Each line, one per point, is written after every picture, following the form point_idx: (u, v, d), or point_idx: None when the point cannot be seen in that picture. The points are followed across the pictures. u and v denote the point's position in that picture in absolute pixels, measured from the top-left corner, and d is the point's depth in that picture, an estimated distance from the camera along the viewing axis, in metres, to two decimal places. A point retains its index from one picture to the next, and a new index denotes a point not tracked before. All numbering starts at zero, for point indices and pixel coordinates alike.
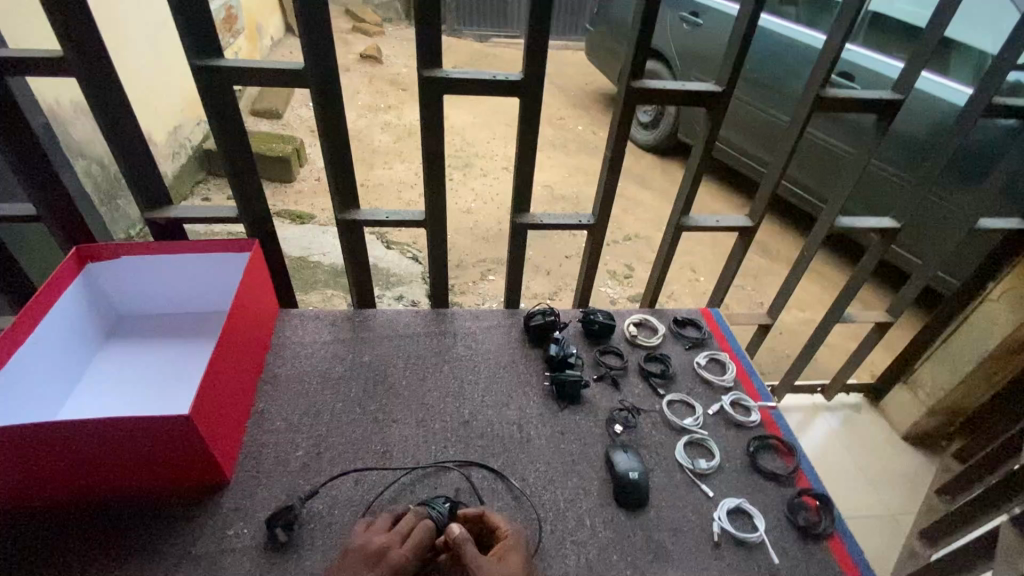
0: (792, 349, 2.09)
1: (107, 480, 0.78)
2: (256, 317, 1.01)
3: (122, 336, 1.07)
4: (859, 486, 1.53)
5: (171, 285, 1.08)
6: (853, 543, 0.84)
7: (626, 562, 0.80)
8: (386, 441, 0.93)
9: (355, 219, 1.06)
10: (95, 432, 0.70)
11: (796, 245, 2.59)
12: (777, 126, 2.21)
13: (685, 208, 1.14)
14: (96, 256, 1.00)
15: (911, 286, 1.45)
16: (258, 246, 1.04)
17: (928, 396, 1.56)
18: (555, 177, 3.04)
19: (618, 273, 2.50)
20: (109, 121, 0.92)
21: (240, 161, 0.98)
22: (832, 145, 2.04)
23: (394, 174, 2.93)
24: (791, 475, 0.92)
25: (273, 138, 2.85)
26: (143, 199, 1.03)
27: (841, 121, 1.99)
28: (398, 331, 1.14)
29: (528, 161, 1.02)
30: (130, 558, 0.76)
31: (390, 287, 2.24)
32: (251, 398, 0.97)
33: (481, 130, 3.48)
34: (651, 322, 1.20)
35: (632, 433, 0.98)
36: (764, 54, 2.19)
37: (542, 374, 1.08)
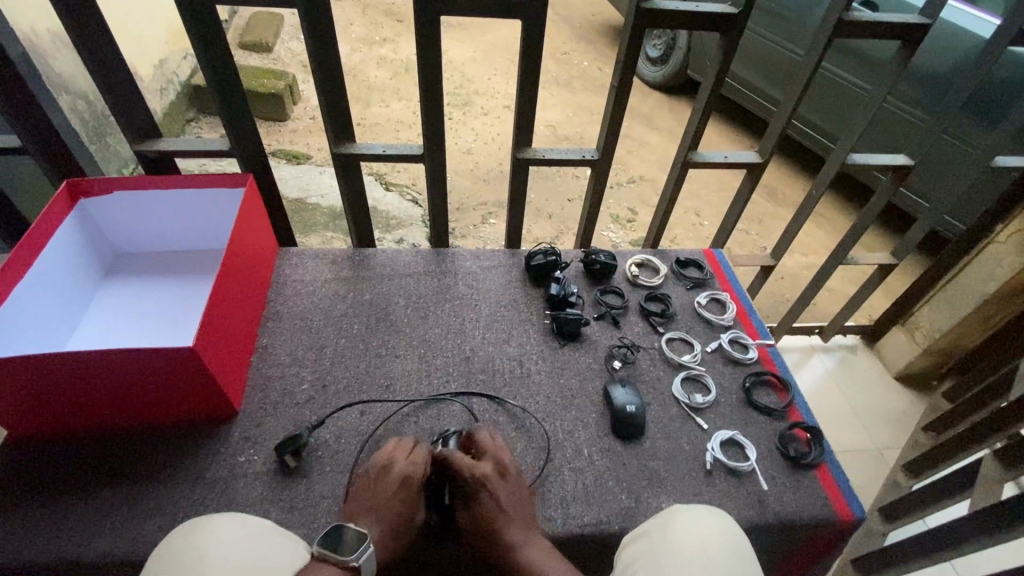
0: (792, 293, 2.09)
1: (118, 409, 0.80)
2: (254, 254, 1.00)
3: (123, 273, 1.07)
4: (850, 423, 1.57)
5: (166, 222, 1.07)
6: (839, 472, 0.87)
7: (622, 487, 0.83)
8: (390, 375, 0.95)
9: (351, 152, 1.03)
10: (101, 362, 0.71)
11: (805, 189, 2.53)
12: (792, 60, 2.11)
13: (693, 143, 1.10)
14: (89, 192, 0.98)
15: (917, 229, 1.42)
16: (253, 181, 1.01)
17: (924, 337, 1.57)
18: (558, 117, 2.93)
19: (621, 216, 2.46)
20: (86, 41, 0.87)
21: (227, 88, 0.93)
22: (847, 82, 1.94)
23: (392, 112, 2.83)
24: (784, 409, 0.94)
25: (264, 73, 2.73)
26: (132, 130, 0.99)
27: (858, 56, 1.89)
28: (399, 269, 1.14)
29: (530, 90, 0.97)
30: (147, 482, 0.79)
31: (389, 230, 2.22)
32: (255, 333, 0.98)
33: (481, 66, 3.32)
34: (653, 262, 1.19)
35: (630, 369, 1.00)
36: None
37: (543, 313, 1.08)
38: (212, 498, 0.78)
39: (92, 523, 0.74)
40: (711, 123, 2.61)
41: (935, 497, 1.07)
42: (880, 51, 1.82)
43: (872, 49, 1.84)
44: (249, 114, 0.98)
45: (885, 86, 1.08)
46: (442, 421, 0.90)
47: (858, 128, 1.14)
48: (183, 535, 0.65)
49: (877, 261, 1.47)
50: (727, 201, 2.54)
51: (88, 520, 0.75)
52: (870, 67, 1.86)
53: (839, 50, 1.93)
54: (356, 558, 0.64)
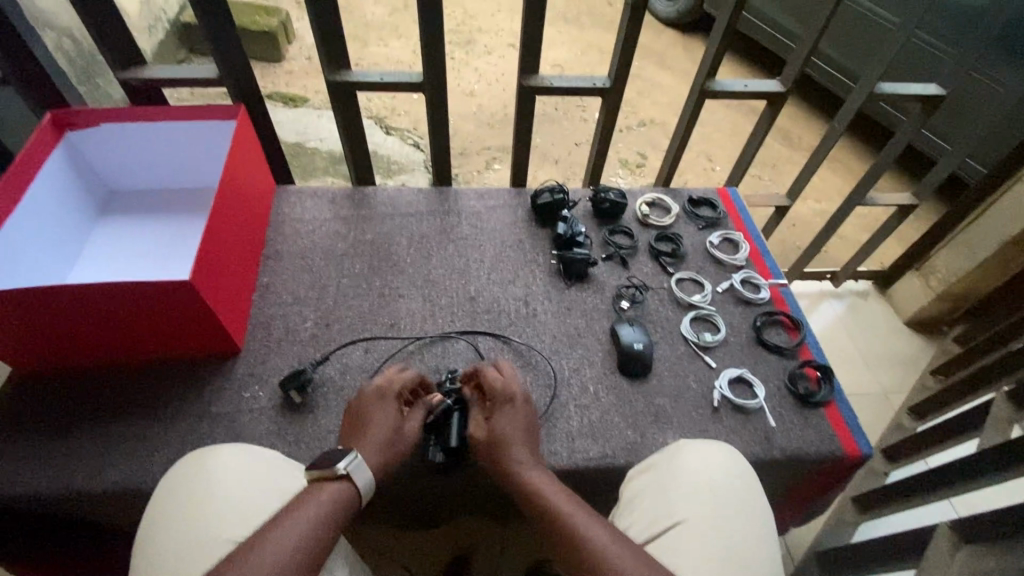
0: (804, 240, 2.04)
1: (120, 345, 0.79)
2: (249, 190, 0.97)
3: (117, 212, 1.04)
4: (857, 366, 1.56)
5: (158, 158, 1.02)
6: (848, 410, 0.87)
7: (628, 423, 0.83)
8: (394, 315, 0.93)
9: (344, 82, 0.97)
10: (97, 295, 0.69)
11: (821, 132, 2.43)
12: None
13: (711, 71, 1.02)
14: (75, 124, 0.94)
15: (942, 168, 1.35)
16: (245, 113, 0.96)
17: (939, 282, 1.53)
18: (566, 56, 2.79)
19: (630, 161, 2.38)
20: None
21: (211, 9, 0.86)
22: (875, 13, 1.81)
23: (391, 52, 2.69)
24: (795, 348, 0.93)
25: (256, 10, 2.58)
26: (114, 57, 0.93)
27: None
28: (401, 208, 1.10)
29: (536, 11, 0.90)
30: (154, 417, 0.79)
31: (390, 176, 2.17)
32: (255, 273, 0.96)
33: (484, 1, 3.13)
34: (664, 201, 1.15)
35: (638, 309, 0.97)
36: None
37: (549, 254, 1.05)
38: (219, 431, 0.79)
39: (102, 455, 0.75)
40: (727, 61, 2.47)
41: (940, 437, 1.07)
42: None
43: None
44: (236, 38, 0.91)
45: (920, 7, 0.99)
46: (446, 359, 0.89)
47: (883, 60, 1.05)
48: (190, 469, 0.65)
49: (896, 203, 1.41)
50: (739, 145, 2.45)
51: (97, 453, 0.75)
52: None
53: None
54: (344, 466, 0.65)
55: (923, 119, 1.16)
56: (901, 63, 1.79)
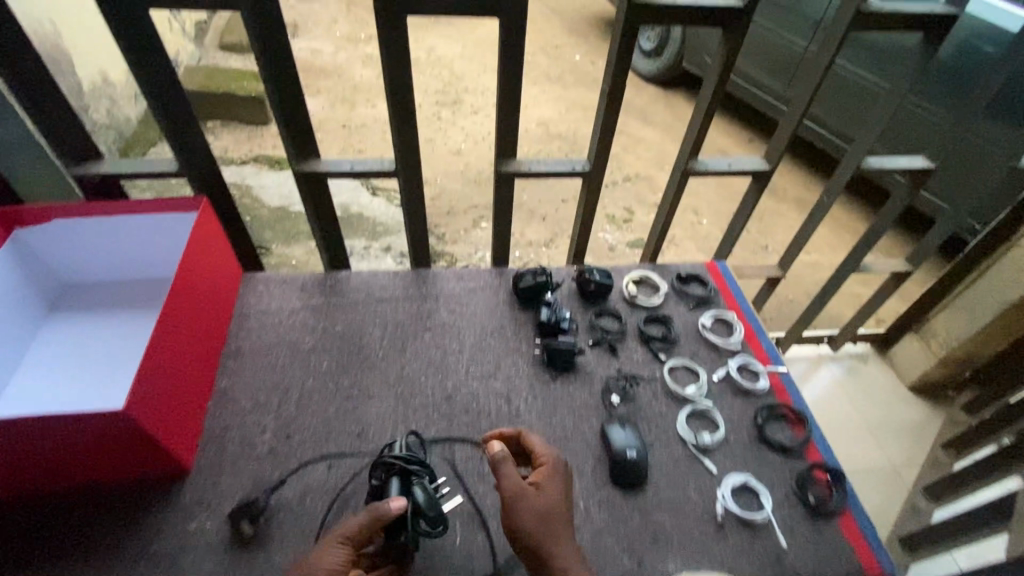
0: (796, 296, 2.00)
1: (50, 475, 0.71)
2: (208, 286, 0.90)
3: (67, 308, 0.96)
4: (864, 438, 1.48)
5: (115, 251, 0.96)
6: (865, 520, 0.78)
7: (622, 547, 0.74)
8: (362, 420, 0.85)
9: (312, 171, 0.92)
10: (18, 430, 0.62)
11: (806, 184, 2.43)
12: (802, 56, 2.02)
13: (694, 149, 0.99)
14: (24, 221, 0.88)
15: (936, 233, 1.32)
16: (208, 204, 0.91)
17: (940, 346, 1.48)
18: (551, 114, 2.83)
19: (617, 217, 2.36)
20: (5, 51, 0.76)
21: (171, 103, 0.83)
22: (862, 79, 1.85)
23: (378, 113, 2.72)
24: (801, 447, 0.85)
25: (244, 75, 2.61)
26: (68, 152, 0.88)
27: (875, 49, 1.79)
28: (375, 294, 1.04)
29: (513, 98, 0.87)
30: (85, 559, 0.69)
31: (375, 238, 2.12)
32: (213, 375, 0.88)
33: (470, 62, 3.21)
34: (652, 279, 1.09)
35: (630, 405, 0.90)
36: None
37: (533, 341, 0.98)
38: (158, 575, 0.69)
39: None
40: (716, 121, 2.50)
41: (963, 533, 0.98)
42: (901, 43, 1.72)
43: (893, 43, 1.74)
44: (199, 131, 0.88)
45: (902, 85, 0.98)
46: None
47: (872, 130, 1.04)
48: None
49: (893, 267, 1.38)
50: (726, 199, 2.44)
51: None
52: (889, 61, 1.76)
53: (854, 44, 1.83)
54: None
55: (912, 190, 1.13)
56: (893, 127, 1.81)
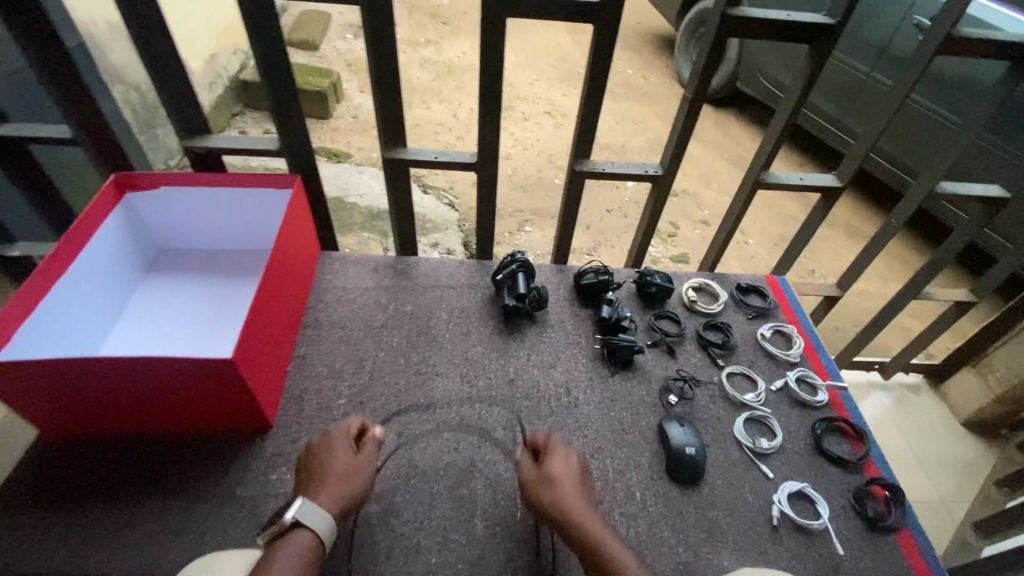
0: (843, 322, 1.96)
1: (152, 417, 0.77)
2: (297, 259, 0.96)
3: (164, 270, 1.05)
4: (912, 470, 1.45)
5: (210, 221, 1.04)
6: (924, 539, 0.78)
7: (678, 539, 0.76)
8: (429, 395, 0.90)
9: (400, 159, 0.99)
10: (134, 367, 0.68)
11: (862, 211, 2.38)
12: (872, 87, 1.99)
13: (768, 162, 1.02)
14: (137, 186, 0.96)
15: (1002, 266, 1.32)
16: (300, 182, 0.97)
17: (999, 383, 1.44)
18: (600, 125, 2.86)
19: (662, 231, 2.37)
20: (139, 24, 0.85)
21: (280, 83, 0.91)
22: (946, 120, 1.78)
23: (432, 114, 2.80)
24: (859, 462, 0.86)
25: (310, 71, 2.73)
26: (181, 126, 0.99)
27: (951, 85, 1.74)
28: (443, 280, 1.09)
29: (595, 98, 0.92)
30: (177, 495, 0.75)
31: (425, 234, 2.18)
32: (294, 341, 0.94)
33: (524, 70, 3.27)
34: (712, 287, 1.11)
35: (687, 406, 0.92)
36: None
37: (592, 337, 1.01)
38: (241, 519, 0.74)
39: (117, 539, 0.71)
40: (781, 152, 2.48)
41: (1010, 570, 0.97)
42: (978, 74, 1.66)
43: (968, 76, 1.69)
44: (300, 111, 0.95)
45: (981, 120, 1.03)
46: (482, 451, 0.84)
47: (942, 165, 1.10)
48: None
49: (954, 298, 1.38)
50: (774, 221, 2.42)
51: (114, 534, 0.71)
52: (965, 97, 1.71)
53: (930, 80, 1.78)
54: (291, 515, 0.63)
55: (984, 219, 1.18)
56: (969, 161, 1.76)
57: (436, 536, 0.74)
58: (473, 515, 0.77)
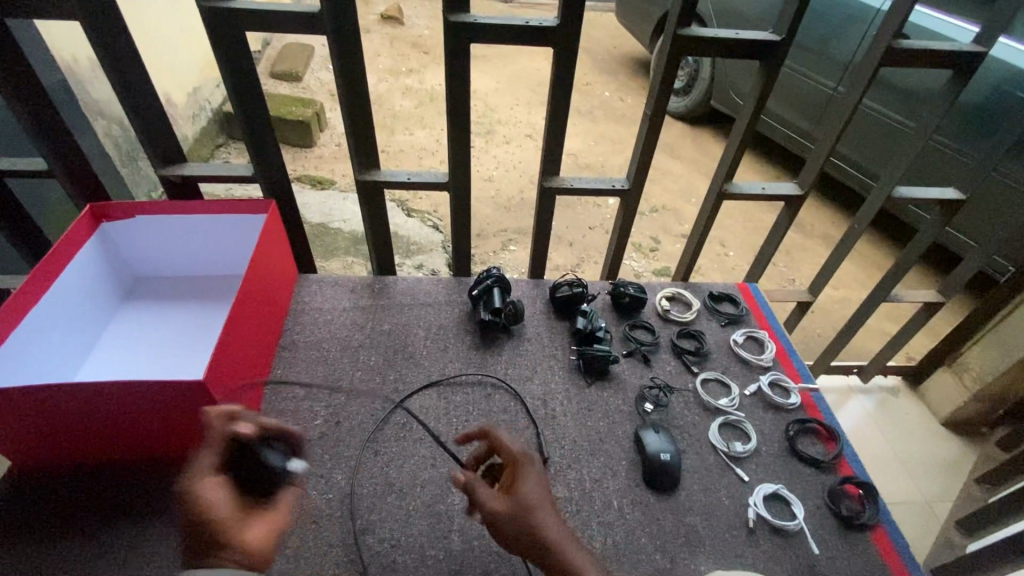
0: (823, 328, 1.99)
1: (125, 443, 0.77)
2: (273, 281, 0.97)
3: (141, 298, 1.05)
4: (895, 472, 1.46)
5: (187, 248, 1.05)
6: (899, 535, 0.79)
7: (656, 546, 0.77)
8: (406, 412, 0.90)
9: (374, 180, 1.01)
10: (107, 393, 0.68)
11: (836, 219, 2.44)
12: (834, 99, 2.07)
13: (730, 172, 1.06)
14: (113, 215, 0.98)
15: (965, 266, 1.36)
16: (275, 206, 0.99)
17: (974, 381, 1.46)
18: (579, 146, 2.92)
19: (643, 246, 2.40)
20: (112, 57, 0.88)
21: (253, 111, 0.93)
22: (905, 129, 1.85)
23: (415, 140, 2.85)
24: (833, 461, 0.87)
25: (293, 101, 2.77)
26: (157, 155, 1.01)
27: (903, 93, 1.83)
28: (420, 299, 1.10)
29: (559, 116, 0.95)
30: (150, 521, 0.75)
31: (409, 256, 2.19)
32: (270, 364, 0.94)
33: (504, 95, 3.35)
34: (685, 296, 1.13)
35: (663, 412, 0.93)
36: (829, 13, 1.98)
37: (568, 348, 1.02)
38: None
39: (88, 567, 0.70)
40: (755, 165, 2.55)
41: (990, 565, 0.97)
42: (931, 86, 1.74)
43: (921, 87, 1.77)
44: (274, 137, 0.98)
45: (932, 124, 1.08)
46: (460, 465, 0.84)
47: (898, 170, 1.15)
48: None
49: (922, 300, 1.42)
50: (752, 232, 2.47)
51: (85, 565, 0.70)
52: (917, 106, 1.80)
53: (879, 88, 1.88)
54: None
55: (944, 219, 1.24)
56: (932, 166, 1.85)
57: (413, 553, 0.74)
58: (449, 531, 0.77)
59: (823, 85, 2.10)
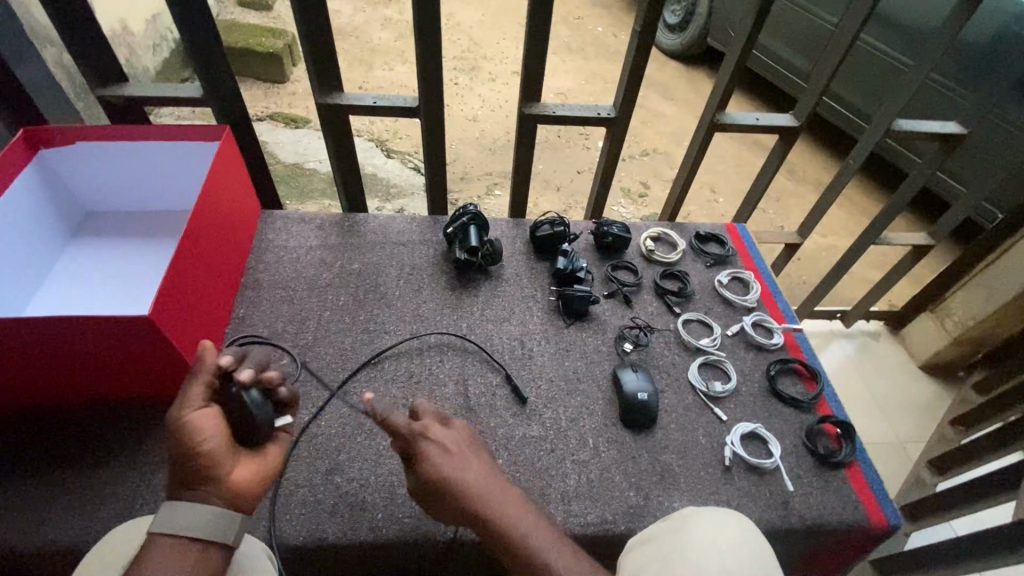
0: (809, 274, 1.98)
1: (76, 384, 0.72)
2: (232, 216, 0.90)
3: (91, 234, 0.98)
4: (870, 413, 1.49)
5: (138, 179, 0.97)
6: (872, 471, 0.79)
7: (629, 483, 0.76)
8: (377, 352, 0.87)
9: (337, 105, 0.93)
10: (45, 331, 0.63)
11: (829, 164, 2.37)
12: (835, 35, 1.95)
13: (723, 102, 1.00)
14: (51, 141, 0.89)
15: (956, 210, 1.32)
16: (230, 133, 0.91)
17: (955, 325, 1.46)
18: (569, 85, 2.77)
19: (633, 191, 2.33)
20: None
21: (197, 26, 0.83)
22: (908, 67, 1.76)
23: (395, 76, 2.68)
24: (812, 401, 0.86)
25: (262, 31, 2.57)
26: (93, 74, 0.91)
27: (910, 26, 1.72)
28: (392, 237, 1.04)
29: (538, 36, 0.86)
30: (110, 463, 0.72)
31: (389, 199, 2.10)
32: (232, 304, 0.89)
33: (490, 29, 3.14)
34: (670, 236, 1.08)
35: (643, 353, 0.91)
36: None
37: (548, 289, 0.98)
38: None
39: (43, 508, 0.68)
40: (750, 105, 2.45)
41: (955, 502, 0.99)
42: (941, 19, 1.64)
43: (929, 20, 1.66)
44: (224, 57, 0.88)
45: (939, 53, 1.01)
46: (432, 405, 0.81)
47: (896, 104, 1.09)
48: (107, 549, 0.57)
49: (911, 243, 1.39)
50: (744, 177, 2.40)
51: (41, 506, 0.68)
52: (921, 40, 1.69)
53: (883, 19, 1.77)
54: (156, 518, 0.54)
55: (941, 158, 1.19)
56: (925, 104, 1.76)
57: (382, 492, 0.73)
58: None
59: (825, 18, 1.97)
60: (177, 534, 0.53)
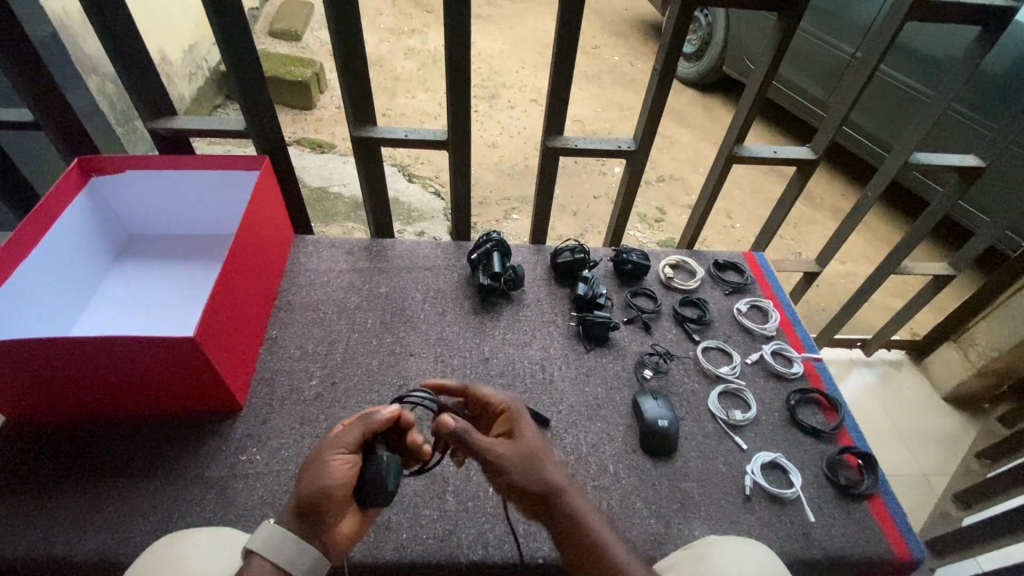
0: (829, 301, 1.97)
1: (120, 399, 0.76)
2: (268, 242, 0.95)
3: (134, 256, 1.03)
4: (892, 444, 1.47)
5: (180, 205, 1.03)
6: (895, 504, 0.79)
7: (650, 510, 0.76)
8: (403, 374, 0.90)
9: (370, 137, 0.98)
10: (97, 351, 0.67)
11: (847, 191, 2.38)
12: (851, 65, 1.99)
13: (741, 135, 1.03)
14: (103, 170, 0.94)
15: (978, 240, 1.32)
16: (269, 163, 0.96)
17: (979, 356, 1.45)
18: (586, 112, 2.84)
19: (649, 217, 2.36)
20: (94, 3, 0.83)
21: (245, 64, 0.89)
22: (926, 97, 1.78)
23: (417, 103, 2.77)
24: (832, 431, 0.86)
25: (291, 61, 2.68)
26: (144, 107, 0.97)
27: (926, 58, 1.75)
28: (418, 262, 1.08)
29: (563, 74, 0.91)
30: (147, 477, 0.75)
31: (410, 223, 2.15)
32: (265, 325, 0.93)
33: (510, 58, 3.24)
34: (689, 264, 1.10)
35: (662, 379, 0.92)
36: None
37: (568, 315, 1.01)
38: (210, 500, 0.74)
39: (84, 519, 0.71)
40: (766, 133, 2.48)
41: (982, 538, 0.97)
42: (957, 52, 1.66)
43: (946, 52, 1.69)
44: (267, 91, 0.94)
45: (955, 89, 1.04)
46: None
47: (915, 137, 1.11)
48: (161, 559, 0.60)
49: (933, 271, 1.39)
50: (761, 203, 2.41)
51: (82, 517, 0.71)
52: (938, 72, 1.72)
53: (900, 51, 1.80)
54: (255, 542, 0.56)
55: (961, 189, 1.20)
56: (944, 135, 1.78)
57: (406, 513, 0.74)
58: (444, 491, 0.77)
59: (841, 49, 2.01)
60: (268, 557, 0.55)
